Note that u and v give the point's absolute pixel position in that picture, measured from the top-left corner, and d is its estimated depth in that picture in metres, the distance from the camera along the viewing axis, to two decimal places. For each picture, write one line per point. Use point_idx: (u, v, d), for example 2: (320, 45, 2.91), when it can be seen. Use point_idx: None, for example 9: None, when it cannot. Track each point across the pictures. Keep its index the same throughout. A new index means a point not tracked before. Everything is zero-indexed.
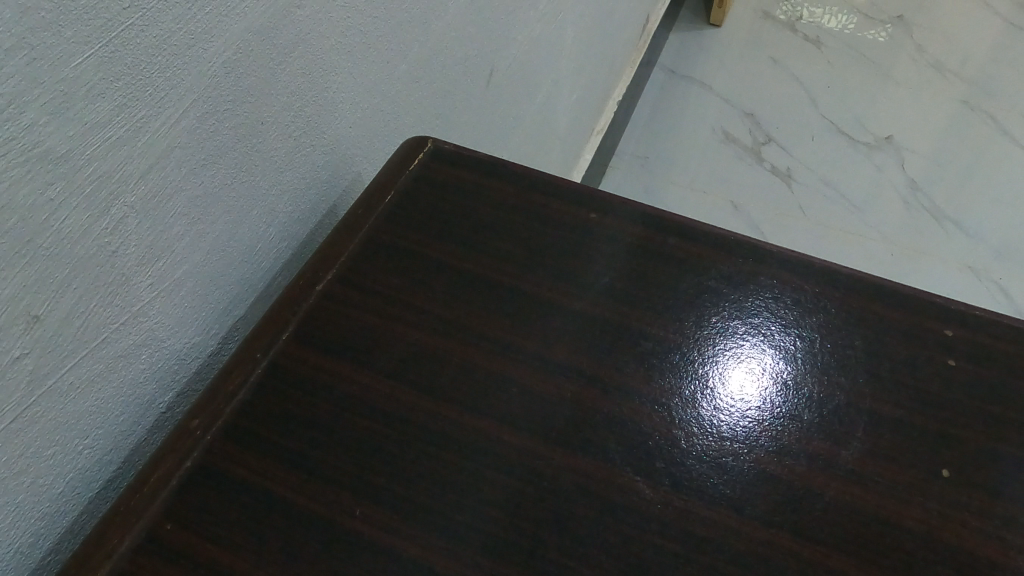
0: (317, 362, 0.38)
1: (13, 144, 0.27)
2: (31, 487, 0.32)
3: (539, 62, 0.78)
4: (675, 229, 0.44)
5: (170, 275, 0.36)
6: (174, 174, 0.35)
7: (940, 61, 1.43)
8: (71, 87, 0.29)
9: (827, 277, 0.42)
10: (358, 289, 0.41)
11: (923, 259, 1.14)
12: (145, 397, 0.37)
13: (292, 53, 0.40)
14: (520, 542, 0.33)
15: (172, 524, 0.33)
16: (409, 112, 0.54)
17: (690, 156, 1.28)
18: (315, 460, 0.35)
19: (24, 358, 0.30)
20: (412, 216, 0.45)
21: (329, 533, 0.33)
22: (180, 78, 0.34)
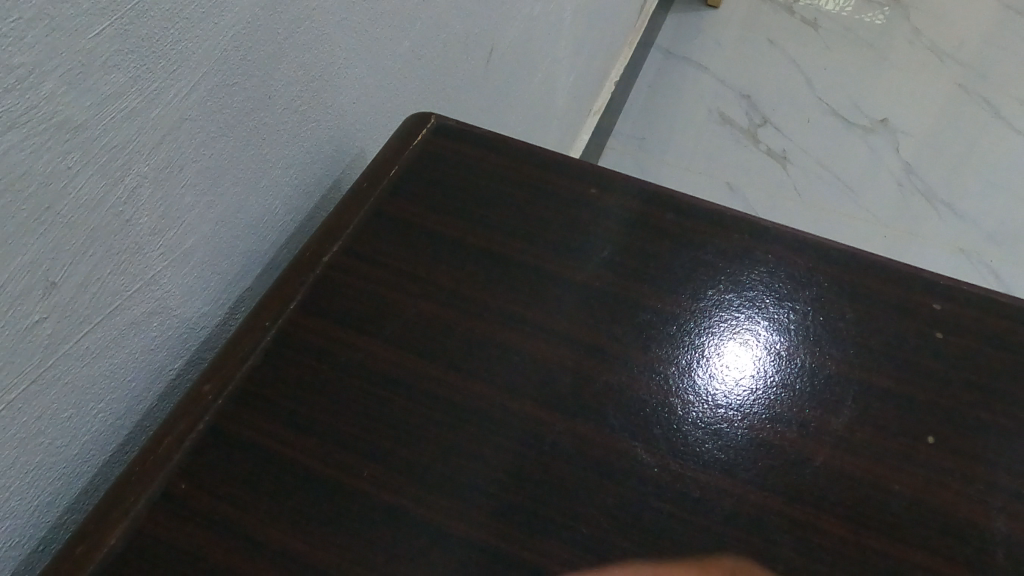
0: (324, 330, 0.39)
1: (32, 113, 0.28)
2: (49, 447, 0.33)
3: (538, 42, 0.79)
4: (673, 205, 0.46)
5: (181, 245, 0.37)
6: (185, 145, 0.36)
7: (936, 45, 1.43)
8: (89, 58, 0.30)
9: (820, 252, 0.43)
10: (363, 261, 0.42)
11: (915, 240, 1.16)
12: (155, 363, 0.38)
13: (299, 28, 0.41)
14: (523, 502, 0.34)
15: (186, 484, 0.34)
16: (411, 89, 0.54)
17: (687, 137, 1.29)
18: (324, 424, 0.36)
19: (44, 322, 0.31)
20: (417, 189, 0.46)
21: (338, 493, 0.34)
22: (191, 51, 0.34)
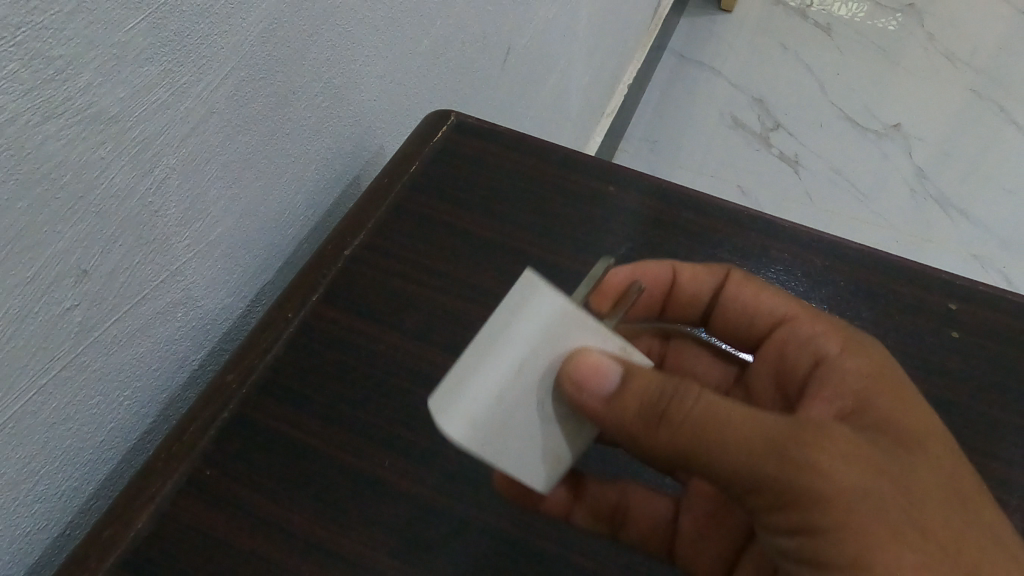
0: (346, 322, 0.41)
1: (69, 104, 0.29)
2: (77, 434, 0.33)
3: (553, 44, 0.79)
4: (692, 203, 0.46)
5: (206, 237, 0.38)
6: (211, 138, 0.36)
7: (951, 51, 1.43)
8: (123, 51, 0.30)
9: (836, 251, 0.44)
10: (386, 254, 0.43)
11: (927, 246, 1.16)
12: (179, 354, 0.38)
13: (324, 25, 0.41)
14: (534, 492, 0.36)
15: (210, 470, 0.36)
16: (430, 87, 0.55)
17: (699, 141, 1.29)
18: (345, 414, 0.38)
19: (74, 309, 0.32)
20: (438, 188, 0.47)
21: (357, 481, 0.36)
22: (219, 46, 0.35)
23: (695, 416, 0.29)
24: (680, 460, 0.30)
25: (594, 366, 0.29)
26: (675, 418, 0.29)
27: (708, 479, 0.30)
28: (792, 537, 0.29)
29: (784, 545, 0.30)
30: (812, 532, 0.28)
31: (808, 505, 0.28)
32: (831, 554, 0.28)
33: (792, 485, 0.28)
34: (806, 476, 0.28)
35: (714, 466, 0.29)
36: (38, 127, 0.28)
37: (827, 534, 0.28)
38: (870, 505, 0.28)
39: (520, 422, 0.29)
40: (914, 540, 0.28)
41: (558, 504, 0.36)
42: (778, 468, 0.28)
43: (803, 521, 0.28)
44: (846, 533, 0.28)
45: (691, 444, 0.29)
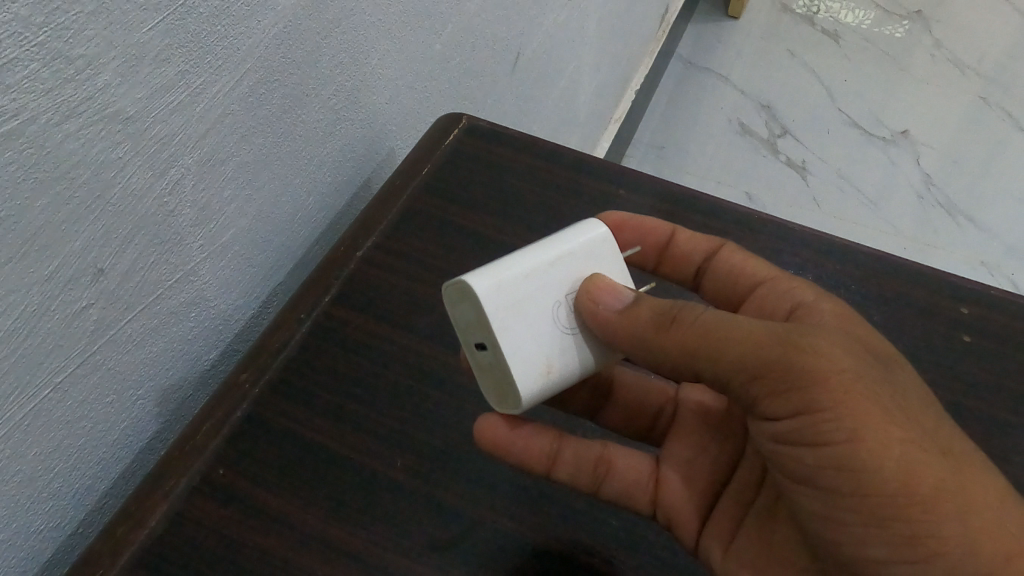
0: (360, 324, 0.41)
1: (88, 103, 0.29)
2: (92, 432, 0.34)
3: (562, 49, 0.79)
4: (703, 206, 0.47)
5: (220, 237, 0.38)
6: (227, 138, 0.36)
7: (958, 58, 1.43)
8: (142, 51, 0.31)
9: (847, 254, 0.45)
10: (400, 257, 0.44)
11: (936, 253, 1.16)
12: (193, 353, 0.38)
13: (338, 28, 0.42)
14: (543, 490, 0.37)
15: (224, 469, 0.36)
16: (442, 91, 0.55)
17: (706, 147, 1.30)
18: (357, 415, 0.38)
19: (90, 307, 0.32)
20: (451, 189, 0.48)
21: (372, 481, 0.36)
22: (235, 47, 0.35)
23: (706, 318, 0.32)
24: (686, 359, 0.32)
25: (610, 288, 0.34)
26: (683, 320, 0.32)
27: (713, 373, 0.32)
28: (788, 426, 0.31)
29: (779, 436, 0.32)
30: (811, 416, 0.30)
31: (807, 388, 0.30)
32: (827, 435, 0.30)
33: (795, 376, 0.30)
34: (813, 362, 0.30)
35: (720, 356, 0.31)
36: (58, 126, 0.28)
37: (824, 418, 0.30)
38: (862, 387, 0.30)
39: (532, 322, 0.33)
40: (902, 424, 0.30)
41: (538, 459, 0.36)
42: (781, 356, 0.30)
43: (802, 406, 0.30)
44: (841, 413, 0.29)
45: (698, 340, 0.31)
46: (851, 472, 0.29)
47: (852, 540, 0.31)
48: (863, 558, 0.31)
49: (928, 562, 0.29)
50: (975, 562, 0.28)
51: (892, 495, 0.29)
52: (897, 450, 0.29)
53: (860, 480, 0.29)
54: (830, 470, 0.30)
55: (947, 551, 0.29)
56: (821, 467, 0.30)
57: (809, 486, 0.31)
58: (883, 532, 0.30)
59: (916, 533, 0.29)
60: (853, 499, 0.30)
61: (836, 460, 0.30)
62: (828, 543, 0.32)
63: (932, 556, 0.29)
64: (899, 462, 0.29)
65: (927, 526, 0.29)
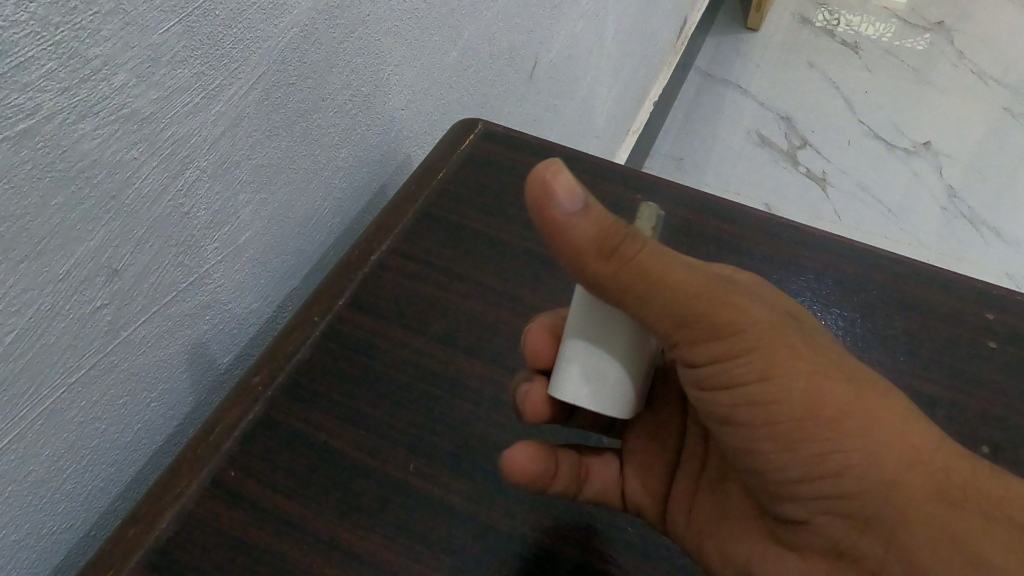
0: (375, 328, 0.41)
1: (104, 103, 0.29)
2: (104, 434, 0.34)
3: (579, 58, 0.79)
4: (720, 212, 0.47)
5: (235, 240, 0.38)
6: (242, 142, 0.36)
7: (982, 68, 1.41)
8: (157, 53, 0.31)
9: (867, 261, 0.45)
10: (415, 261, 0.44)
11: (960, 264, 1.14)
12: (206, 356, 0.38)
13: (354, 33, 0.42)
14: (559, 494, 0.37)
15: (235, 472, 0.36)
16: (458, 98, 0.55)
17: (725, 159, 1.29)
18: (371, 418, 0.38)
19: (104, 308, 0.32)
20: (468, 194, 0.48)
21: (384, 485, 0.36)
22: (251, 50, 0.35)
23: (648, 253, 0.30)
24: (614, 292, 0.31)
25: (569, 183, 0.29)
26: (624, 252, 0.30)
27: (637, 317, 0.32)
28: (707, 371, 0.33)
29: (700, 381, 0.34)
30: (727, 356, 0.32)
31: (721, 333, 0.31)
32: (741, 374, 0.32)
33: (703, 320, 0.31)
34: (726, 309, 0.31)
35: (648, 292, 0.31)
36: (74, 125, 0.28)
37: (736, 358, 0.32)
38: (774, 332, 0.32)
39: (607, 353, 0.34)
40: (797, 358, 0.31)
41: (541, 476, 0.34)
42: (691, 302, 0.31)
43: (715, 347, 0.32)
44: (754, 352, 0.31)
45: (633, 278, 0.30)
46: (762, 404, 0.32)
47: (771, 467, 0.33)
48: (785, 483, 0.33)
49: (840, 480, 0.31)
50: (879, 473, 0.31)
51: (800, 424, 0.31)
52: (801, 381, 0.31)
53: (771, 412, 0.32)
54: (745, 406, 0.32)
55: (854, 469, 0.31)
56: (738, 406, 0.32)
57: (730, 425, 0.34)
58: (797, 458, 0.32)
59: (829, 454, 0.31)
60: (768, 429, 0.32)
61: (749, 396, 0.32)
62: (756, 476, 0.34)
63: (840, 474, 0.31)
64: (805, 392, 0.31)
65: (835, 447, 0.31)
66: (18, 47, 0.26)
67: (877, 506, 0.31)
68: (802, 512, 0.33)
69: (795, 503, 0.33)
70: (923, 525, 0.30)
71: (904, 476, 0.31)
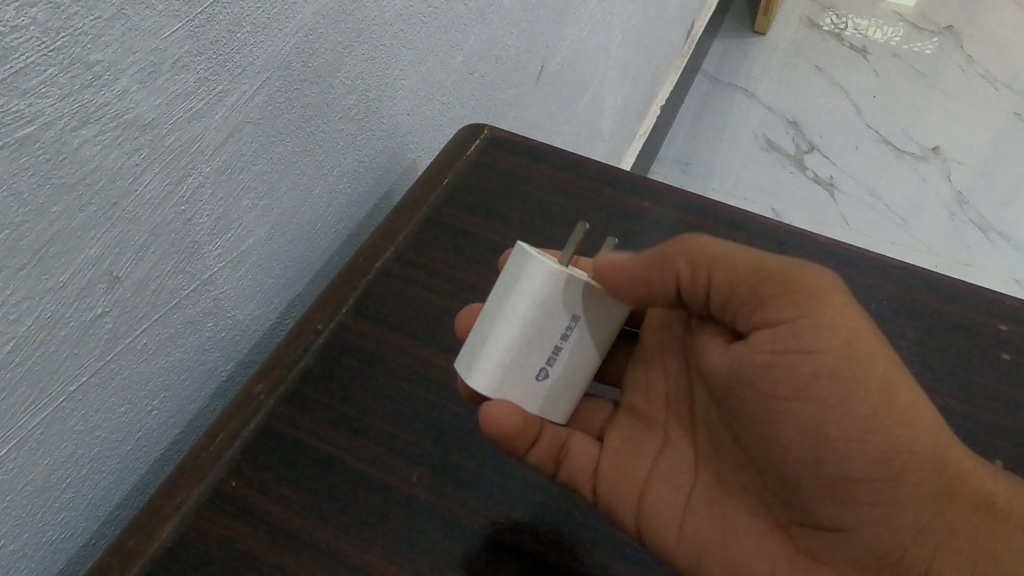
0: (379, 336, 0.41)
1: (105, 109, 0.29)
2: (104, 442, 0.33)
3: (586, 63, 0.79)
4: (727, 220, 0.47)
5: (238, 246, 0.38)
6: (245, 147, 0.36)
7: (991, 73, 1.40)
8: (160, 58, 0.30)
9: (878, 270, 0.44)
10: (420, 269, 0.44)
11: (969, 269, 1.13)
12: (208, 363, 0.38)
13: (359, 38, 0.41)
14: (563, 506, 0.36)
15: (236, 482, 0.36)
16: (464, 103, 0.55)
17: (732, 163, 1.28)
18: (373, 428, 0.38)
19: (105, 315, 0.32)
20: (473, 200, 0.47)
21: (386, 497, 0.35)
22: (255, 55, 0.35)
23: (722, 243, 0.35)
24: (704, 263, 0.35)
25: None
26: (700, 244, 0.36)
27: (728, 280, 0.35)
28: (783, 344, 0.32)
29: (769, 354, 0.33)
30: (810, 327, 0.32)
31: (810, 299, 0.32)
32: (824, 342, 0.32)
33: (799, 286, 0.33)
34: (810, 283, 0.33)
35: (732, 270, 0.34)
36: (75, 131, 0.28)
37: (822, 325, 0.32)
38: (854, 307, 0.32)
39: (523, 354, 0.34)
40: (886, 348, 0.32)
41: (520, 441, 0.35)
42: (789, 277, 0.33)
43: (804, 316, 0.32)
44: (837, 320, 0.32)
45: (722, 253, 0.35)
46: (843, 380, 0.31)
47: (831, 455, 0.32)
48: (839, 475, 0.32)
49: (896, 477, 0.31)
50: (938, 479, 0.31)
51: (878, 407, 0.31)
52: (883, 364, 0.32)
53: (853, 390, 0.31)
54: (824, 380, 0.32)
55: (911, 466, 0.31)
56: (813, 376, 0.32)
57: (793, 403, 0.32)
58: (864, 446, 0.31)
59: (892, 448, 0.31)
60: (840, 411, 0.31)
61: (832, 369, 0.31)
62: (809, 467, 0.33)
63: (901, 471, 0.31)
64: (885, 373, 0.31)
65: (907, 443, 0.31)
66: (18, 53, 0.25)
67: (922, 509, 0.31)
68: (849, 513, 0.33)
69: (841, 501, 0.33)
70: (967, 536, 0.31)
71: (953, 480, 0.31)
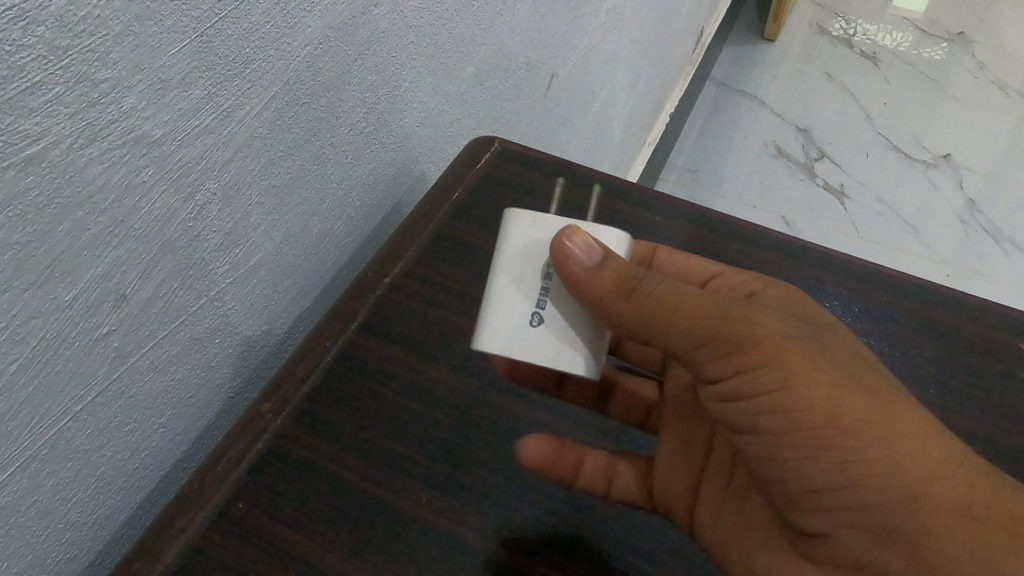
0: (387, 353, 0.41)
1: (113, 127, 0.28)
2: (109, 462, 0.33)
3: (595, 71, 0.78)
4: (740, 234, 0.46)
5: (246, 262, 0.37)
6: (253, 163, 0.36)
7: (1003, 80, 1.39)
8: (168, 74, 0.30)
9: (894, 286, 0.44)
10: (430, 284, 0.43)
11: (980, 278, 1.12)
12: (215, 380, 0.38)
13: (369, 51, 0.41)
14: (576, 528, 0.36)
15: (243, 503, 0.35)
16: (473, 114, 0.54)
17: (741, 172, 1.28)
18: (382, 447, 0.37)
19: (111, 334, 0.31)
20: (483, 213, 0.47)
21: (395, 519, 0.35)
22: (264, 70, 0.34)
23: (661, 292, 0.34)
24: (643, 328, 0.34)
25: (586, 243, 0.35)
26: (641, 291, 0.34)
27: (665, 340, 0.34)
28: (730, 386, 0.33)
29: (723, 393, 0.33)
30: (745, 372, 0.32)
31: (741, 344, 0.32)
32: (763, 385, 0.31)
33: (737, 327, 0.32)
34: (745, 326, 0.32)
35: (669, 328, 0.33)
36: (82, 150, 0.27)
37: (755, 368, 0.32)
38: (795, 346, 0.32)
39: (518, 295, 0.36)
40: (834, 369, 0.32)
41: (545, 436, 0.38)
42: (719, 323, 0.32)
43: (739, 364, 0.32)
44: (774, 363, 0.31)
45: (655, 312, 0.33)
46: (785, 414, 0.31)
47: (793, 472, 0.32)
48: (804, 488, 0.32)
49: (857, 485, 0.31)
50: (902, 481, 0.31)
51: (823, 429, 0.31)
52: (824, 390, 0.31)
53: (795, 419, 0.31)
54: (768, 415, 0.32)
55: (872, 474, 0.31)
56: (760, 413, 0.32)
57: (752, 434, 0.33)
58: (817, 463, 0.31)
59: (846, 459, 0.31)
60: (789, 437, 0.32)
61: (772, 405, 0.32)
62: (779, 483, 0.34)
63: (859, 480, 0.31)
64: (828, 401, 0.31)
65: (857, 452, 0.31)
66: (24, 72, 0.25)
67: (892, 513, 0.31)
68: (822, 519, 0.33)
69: (816, 511, 0.33)
70: (944, 535, 0.30)
71: (925, 486, 0.30)
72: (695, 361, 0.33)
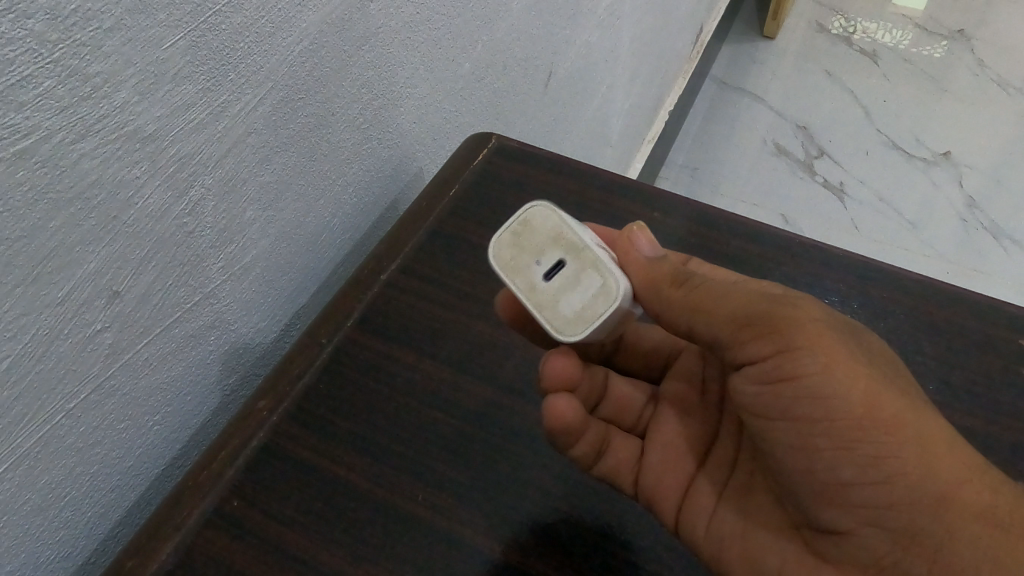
0: (383, 349, 0.40)
1: (105, 121, 0.28)
2: (104, 460, 0.33)
3: (593, 68, 0.78)
4: (739, 230, 0.46)
5: (241, 258, 0.37)
6: (248, 159, 0.35)
7: (1002, 77, 1.38)
8: (161, 69, 0.30)
9: (893, 283, 0.43)
10: (426, 281, 0.43)
11: (979, 276, 1.12)
12: (210, 378, 0.37)
13: (364, 46, 0.41)
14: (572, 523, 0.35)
15: (238, 501, 0.35)
16: (470, 111, 0.54)
17: (740, 169, 1.27)
18: (377, 444, 0.37)
19: (105, 331, 0.31)
20: (480, 210, 0.47)
21: (390, 516, 0.35)
22: (259, 65, 0.34)
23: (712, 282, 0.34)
24: (685, 317, 0.35)
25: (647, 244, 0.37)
26: (693, 283, 0.35)
27: (707, 326, 0.34)
28: (767, 368, 0.33)
29: (758, 376, 0.33)
30: (788, 354, 0.32)
31: (787, 329, 0.32)
32: (802, 369, 0.31)
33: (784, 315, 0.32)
34: (791, 312, 0.32)
35: (715, 311, 0.34)
36: (74, 144, 0.27)
37: (797, 351, 0.32)
38: (836, 338, 0.32)
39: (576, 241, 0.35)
40: (872, 367, 0.32)
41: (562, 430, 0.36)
42: (768, 307, 0.33)
43: (783, 346, 0.32)
44: (817, 348, 0.31)
45: (703, 299, 0.34)
46: (822, 401, 0.31)
47: (821, 463, 0.32)
48: (830, 481, 0.32)
49: (884, 482, 0.31)
50: (930, 482, 0.30)
51: (858, 421, 0.31)
52: (862, 382, 0.31)
53: (831, 408, 0.31)
54: (805, 401, 0.32)
55: (900, 472, 0.31)
56: (795, 400, 0.32)
57: (783, 421, 0.33)
58: (848, 455, 0.31)
59: (876, 455, 0.31)
60: (822, 425, 0.31)
61: (808, 391, 0.31)
62: (804, 475, 0.33)
63: (888, 477, 0.31)
64: (866, 393, 0.31)
65: (889, 448, 0.31)
66: (15, 65, 0.25)
67: (915, 514, 0.31)
68: (846, 515, 0.32)
69: (839, 507, 0.32)
70: (965, 542, 0.30)
71: (950, 489, 0.30)
72: (734, 344, 0.33)
